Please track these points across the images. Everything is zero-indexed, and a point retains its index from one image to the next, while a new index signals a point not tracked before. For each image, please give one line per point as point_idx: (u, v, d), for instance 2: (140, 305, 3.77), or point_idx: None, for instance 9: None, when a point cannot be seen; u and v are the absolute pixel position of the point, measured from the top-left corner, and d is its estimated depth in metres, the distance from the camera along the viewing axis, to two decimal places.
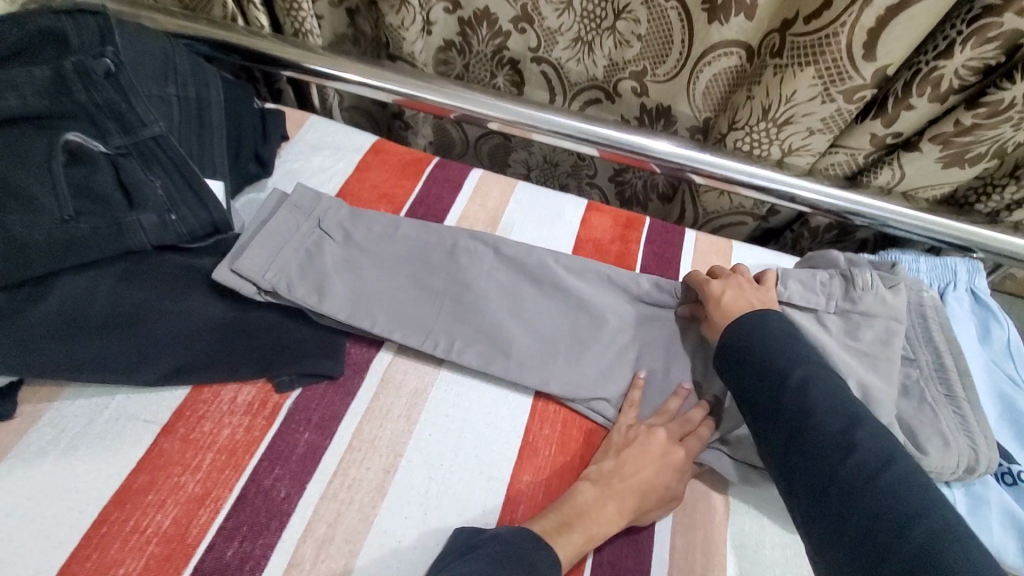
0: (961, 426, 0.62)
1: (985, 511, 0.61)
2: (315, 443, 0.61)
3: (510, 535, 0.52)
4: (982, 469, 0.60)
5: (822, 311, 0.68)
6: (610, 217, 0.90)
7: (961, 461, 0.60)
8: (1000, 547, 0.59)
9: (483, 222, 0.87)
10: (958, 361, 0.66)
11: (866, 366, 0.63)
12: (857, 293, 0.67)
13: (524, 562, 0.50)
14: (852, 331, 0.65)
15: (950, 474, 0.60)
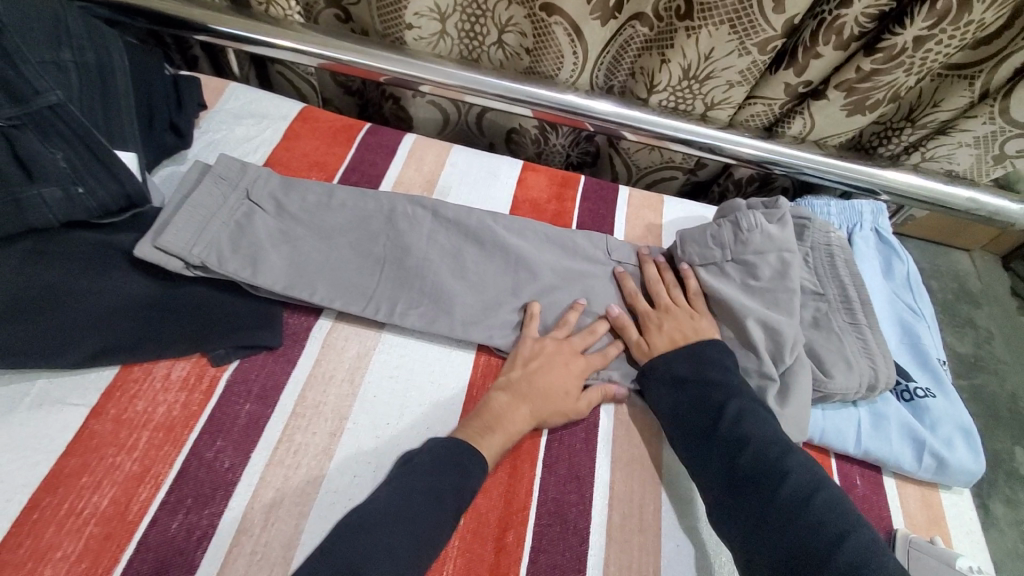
0: (862, 348, 0.69)
1: (885, 426, 0.68)
2: (257, 413, 0.61)
3: (440, 442, 0.58)
4: (882, 385, 0.67)
5: (720, 262, 0.72)
6: (545, 176, 0.91)
7: (862, 381, 0.66)
8: (897, 453, 0.67)
9: (419, 186, 0.86)
10: (861, 294, 0.73)
11: (768, 305, 0.67)
12: (745, 236, 0.71)
13: (453, 467, 0.55)
14: (749, 272, 0.70)
15: (854, 394, 0.66)
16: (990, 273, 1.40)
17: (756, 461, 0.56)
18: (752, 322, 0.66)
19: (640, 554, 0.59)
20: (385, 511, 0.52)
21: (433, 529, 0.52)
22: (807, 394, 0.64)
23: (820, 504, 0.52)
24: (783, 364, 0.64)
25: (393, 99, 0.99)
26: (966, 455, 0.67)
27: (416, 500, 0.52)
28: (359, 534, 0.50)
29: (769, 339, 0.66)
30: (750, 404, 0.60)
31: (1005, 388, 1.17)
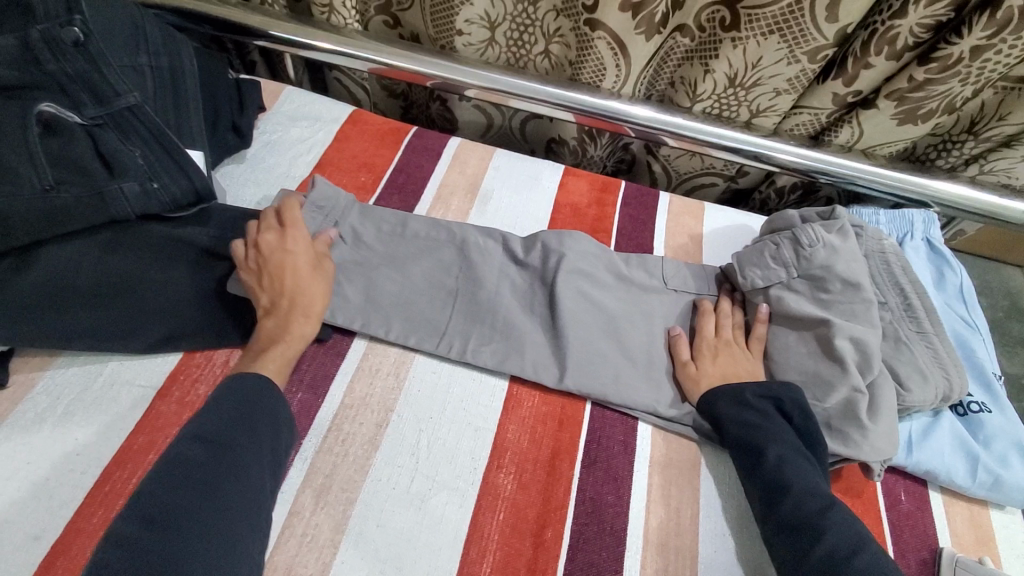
0: (935, 361, 0.68)
1: (941, 441, 0.66)
2: (308, 402, 0.64)
3: (228, 389, 0.56)
4: (956, 396, 0.67)
5: (787, 279, 0.71)
6: (586, 181, 0.93)
7: (937, 392, 0.66)
8: (953, 469, 0.65)
9: (463, 189, 0.89)
10: (923, 301, 0.72)
11: (845, 317, 0.66)
12: (808, 251, 0.69)
13: (253, 409, 0.55)
14: (819, 286, 0.68)
15: (929, 405, 0.66)
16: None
17: (794, 510, 0.55)
18: (841, 340, 0.64)
19: (676, 558, 0.59)
20: (190, 476, 0.48)
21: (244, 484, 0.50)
22: (892, 402, 0.63)
23: (860, 564, 0.50)
24: (870, 380, 0.63)
25: (440, 102, 1.01)
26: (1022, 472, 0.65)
27: (231, 453, 0.51)
28: (171, 493, 0.46)
29: (856, 353, 0.64)
30: (791, 451, 0.59)
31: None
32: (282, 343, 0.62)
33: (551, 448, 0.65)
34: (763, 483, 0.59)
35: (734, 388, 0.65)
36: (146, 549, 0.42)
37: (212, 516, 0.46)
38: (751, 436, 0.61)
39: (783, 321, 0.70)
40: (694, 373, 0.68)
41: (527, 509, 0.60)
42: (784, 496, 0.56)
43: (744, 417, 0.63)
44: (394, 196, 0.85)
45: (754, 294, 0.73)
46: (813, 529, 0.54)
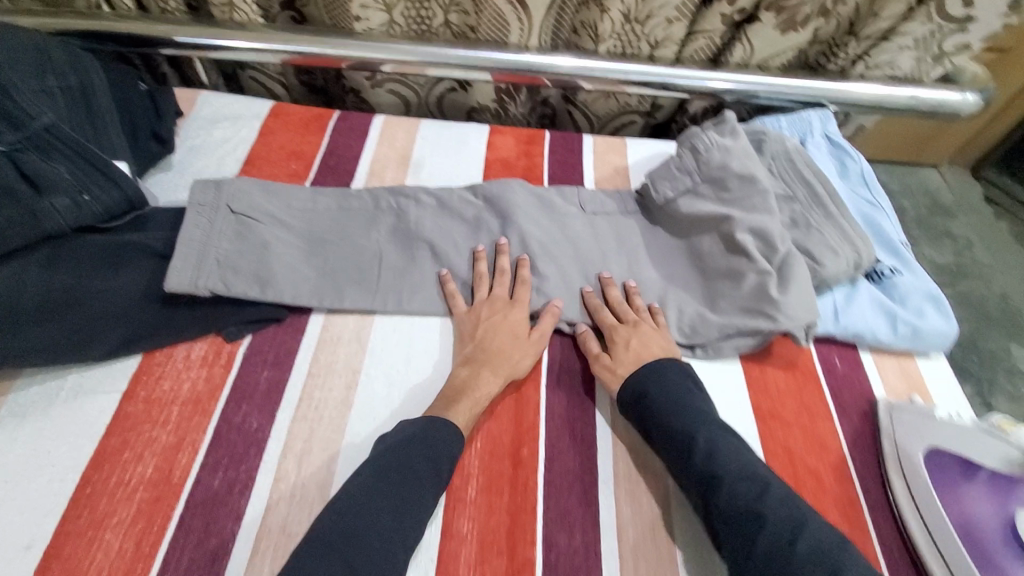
0: (844, 236, 0.75)
1: (862, 306, 0.73)
2: (276, 378, 0.66)
3: (410, 425, 0.59)
4: (866, 262, 0.74)
5: (693, 187, 0.78)
6: (512, 137, 0.97)
7: (849, 261, 0.73)
8: (876, 328, 0.72)
9: (395, 162, 0.91)
10: (827, 189, 0.79)
11: (746, 210, 0.74)
12: (705, 157, 0.77)
13: (426, 443, 0.57)
14: (720, 187, 0.76)
15: (845, 275, 0.73)
16: (963, 184, 1.46)
17: (729, 502, 0.54)
18: (742, 232, 0.73)
19: (642, 450, 0.64)
20: (344, 508, 0.52)
21: (383, 517, 0.52)
22: (804, 277, 0.70)
23: (802, 549, 0.49)
24: (776, 261, 0.71)
25: (354, 92, 1.04)
26: (935, 320, 0.73)
27: (395, 488, 0.53)
28: (346, 516, 0.51)
29: (758, 240, 0.72)
30: (719, 435, 0.58)
31: (993, 291, 1.26)
32: (471, 395, 0.63)
33: (515, 379, 0.68)
34: (694, 472, 0.57)
35: (656, 369, 0.64)
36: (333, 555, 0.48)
37: (370, 541, 0.50)
38: (679, 421, 0.60)
39: (697, 225, 0.77)
40: (608, 364, 0.67)
41: (502, 436, 0.64)
42: (718, 488, 0.55)
43: (662, 403, 0.62)
44: (329, 178, 0.87)
45: (667, 206, 0.80)
46: (747, 517, 0.52)
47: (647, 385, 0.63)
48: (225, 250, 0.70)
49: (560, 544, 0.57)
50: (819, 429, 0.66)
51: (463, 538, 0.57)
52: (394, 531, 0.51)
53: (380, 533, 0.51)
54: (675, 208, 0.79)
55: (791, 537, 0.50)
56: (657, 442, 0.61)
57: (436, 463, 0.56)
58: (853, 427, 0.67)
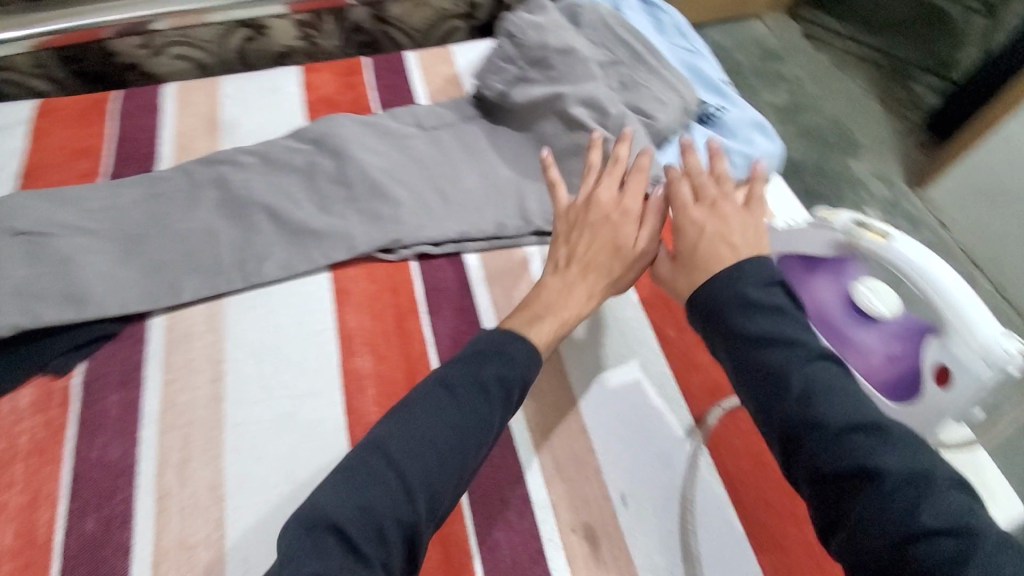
0: (668, 87, 0.78)
1: (698, 149, 0.77)
2: (128, 396, 0.59)
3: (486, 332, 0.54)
4: (691, 106, 0.78)
5: (520, 74, 0.78)
6: (329, 73, 0.88)
7: (676, 110, 0.76)
8: None
9: (202, 130, 0.80)
10: (645, 45, 0.81)
11: (573, 83, 0.75)
12: (522, 40, 0.78)
13: (499, 358, 0.52)
14: (544, 66, 0.76)
15: (677, 125, 0.76)
16: (782, 25, 1.55)
17: (835, 461, 0.39)
18: (574, 105, 0.74)
19: None
20: (395, 427, 0.47)
21: (439, 437, 0.47)
22: (641, 133, 0.72)
23: (930, 520, 0.36)
24: (612, 124, 0.73)
25: (134, 67, 0.90)
26: (763, 143, 0.78)
27: (439, 428, 0.47)
28: (374, 458, 0.46)
29: (591, 109, 0.74)
30: (817, 370, 0.42)
31: (827, 118, 1.37)
32: (541, 300, 0.58)
33: (393, 315, 0.65)
34: (782, 416, 0.42)
35: (732, 275, 0.47)
36: (346, 501, 0.43)
37: (396, 482, 0.44)
38: (775, 358, 0.43)
39: (535, 111, 0.77)
40: (669, 277, 0.53)
41: (394, 374, 0.62)
42: (818, 440, 0.40)
43: (748, 325, 0.44)
44: (128, 167, 0.76)
45: (501, 100, 0.78)
46: (847, 472, 0.39)
47: (719, 303, 0.46)
48: (23, 279, 0.61)
49: None
50: None
51: None
52: (414, 499, 0.44)
53: (434, 455, 0.46)
54: (508, 100, 0.78)
55: (946, 529, 0.35)
56: (744, 383, 0.45)
57: (505, 381, 0.51)
58: None
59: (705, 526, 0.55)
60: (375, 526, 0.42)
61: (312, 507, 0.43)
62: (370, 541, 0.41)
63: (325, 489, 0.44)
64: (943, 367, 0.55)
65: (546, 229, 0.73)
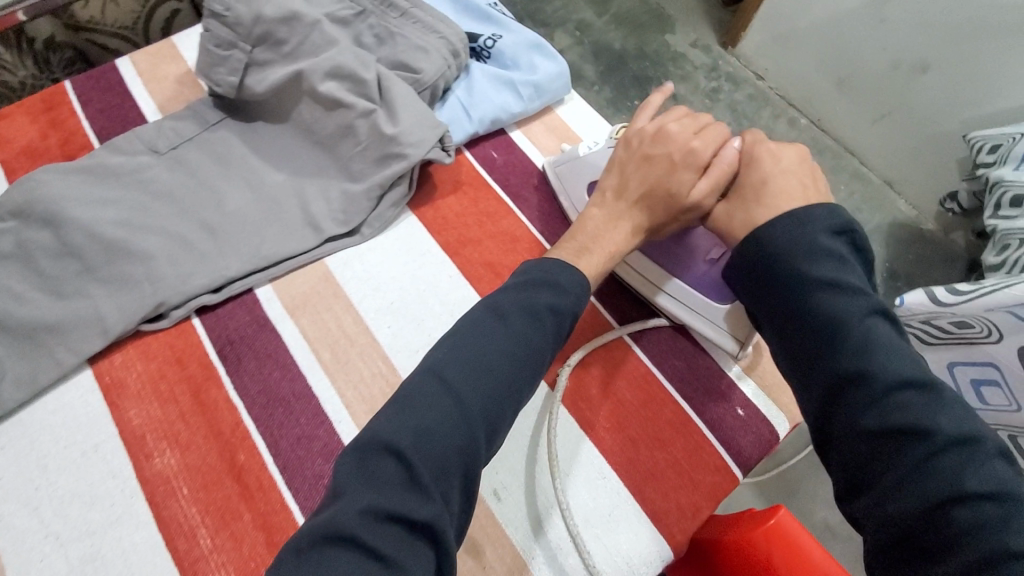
0: (426, 29, 0.69)
1: (483, 90, 0.71)
2: None
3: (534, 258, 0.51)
4: (461, 45, 0.69)
5: (250, 56, 0.65)
6: (20, 114, 0.69)
7: (444, 54, 0.68)
8: (505, 104, 0.71)
9: None
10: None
11: (314, 55, 0.65)
12: (232, 16, 0.63)
13: (547, 277, 0.48)
14: (274, 42, 0.64)
15: (450, 70, 0.68)
16: None
17: (877, 414, 0.38)
18: (322, 81, 0.64)
19: (363, 362, 0.59)
20: (457, 353, 0.43)
21: (505, 366, 0.43)
22: (408, 92, 0.65)
23: (976, 486, 0.34)
24: (373, 93, 0.64)
25: None
26: (544, 65, 0.73)
27: (495, 367, 0.43)
28: (414, 412, 0.39)
29: (343, 82, 0.64)
30: (873, 327, 0.41)
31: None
32: (598, 240, 0.54)
33: (187, 392, 0.55)
34: (834, 366, 0.40)
35: (795, 223, 0.45)
36: (398, 449, 0.37)
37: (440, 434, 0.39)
38: (833, 308, 0.41)
39: (285, 96, 0.66)
40: (724, 216, 0.51)
41: (207, 460, 0.52)
42: (866, 391, 0.39)
43: (799, 270, 0.43)
44: None
45: (241, 93, 0.66)
46: (898, 427, 0.37)
47: (776, 249, 0.45)
48: None
49: None
50: (505, 227, 0.67)
51: None
52: (466, 452, 0.39)
53: (493, 387, 0.42)
54: (248, 92, 0.66)
55: (981, 490, 0.34)
56: (792, 332, 0.43)
57: (558, 309, 0.47)
58: (531, 206, 0.69)
59: (581, 489, 0.54)
60: (433, 458, 0.38)
61: (401, 410, 0.39)
62: (431, 470, 0.37)
63: (381, 417, 0.40)
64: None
65: (338, 231, 0.64)
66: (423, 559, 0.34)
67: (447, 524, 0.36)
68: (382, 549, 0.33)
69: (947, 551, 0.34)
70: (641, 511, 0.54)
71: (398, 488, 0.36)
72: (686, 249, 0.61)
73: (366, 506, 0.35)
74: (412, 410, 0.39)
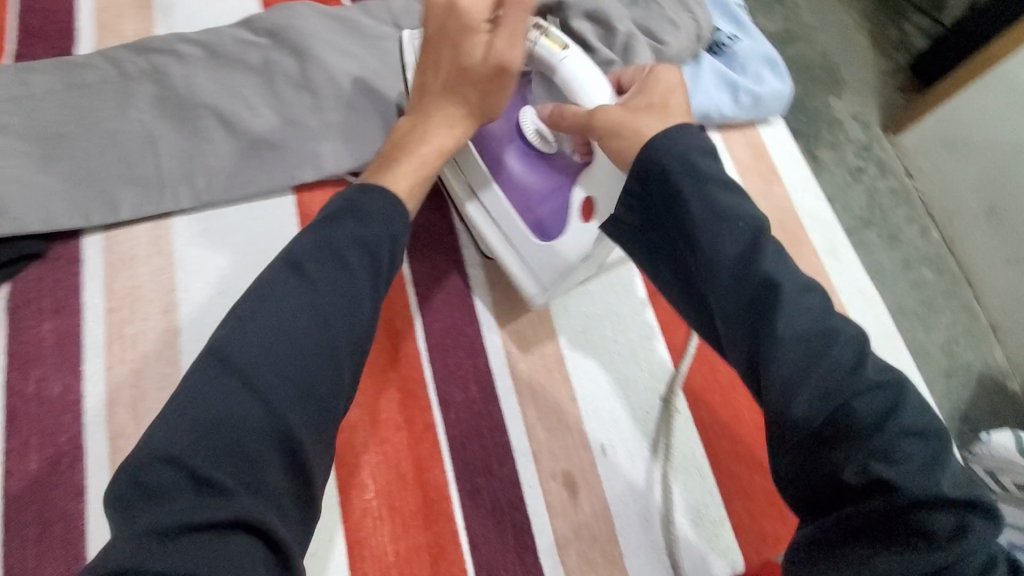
0: (682, 6, 0.69)
1: (705, 82, 0.69)
2: (65, 327, 0.52)
3: (342, 194, 0.45)
4: (706, 34, 0.69)
5: None
6: None
7: (690, 36, 0.68)
8: (721, 105, 0.70)
9: (130, 6, 0.65)
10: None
11: None
12: None
13: (335, 249, 0.41)
14: None
15: (688, 52, 0.68)
16: None
17: (781, 353, 0.34)
18: (576, 18, 0.65)
19: (520, 285, 0.61)
20: (285, 287, 0.39)
21: (341, 297, 0.40)
22: (647, 55, 0.65)
23: (863, 404, 0.33)
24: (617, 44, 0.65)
25: None
26: (772, 82, 0.71)
27: (287, 318, 0.38)
28: (195, 405, 0.34)
29: (593, 27, 0.65)
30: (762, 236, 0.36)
31: (816, 50, 1.06)
32: (417, 145, 0.51)
33: None
34: (744, 314, 0.36)
35: (681, 134, 0.39)
36: (196, 442, 0.34)
37: (234, 422, 0.35)
38: (721, 242, 0.37)
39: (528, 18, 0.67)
40: (621, 122, 0.43)
41: None
42: (772, 335, 0.34)
43: (703, 210, 0.37)
44: (42, 47, 0.62)
45: None
46: (828, 411, 0.33)
47: (666, 161, 0.38)
48: None
49: (456, 400, 0.56)
50: None
51: (356, 427, 0.53)
52: (247, 426, 0.35)
53: (296, 350, 0.38)
54: None
55: (882, 422, 0.32)
56: (700, 242, 0.38)
57: (366, 243, 0.42)
58: None
59: (682, 478, 0.56)
60: (225, 450, 0.34)
61: (205, 389, 0.35)
62: (213, 462, 0.33)
63: (163, 424, 0.34)
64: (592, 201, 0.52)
65: None
66: (252, 551, 0.32)
67: (258, 509, 0.33)
68: (173, 564, 0.29)
69: (893, 547, 0.31)
70: (726, 519, 0.56)
71: (184, 494, 0.32)
72: (496, 162, 0.56)
73: (154, 525, 0.31)
74: (216, 380, 0.36)
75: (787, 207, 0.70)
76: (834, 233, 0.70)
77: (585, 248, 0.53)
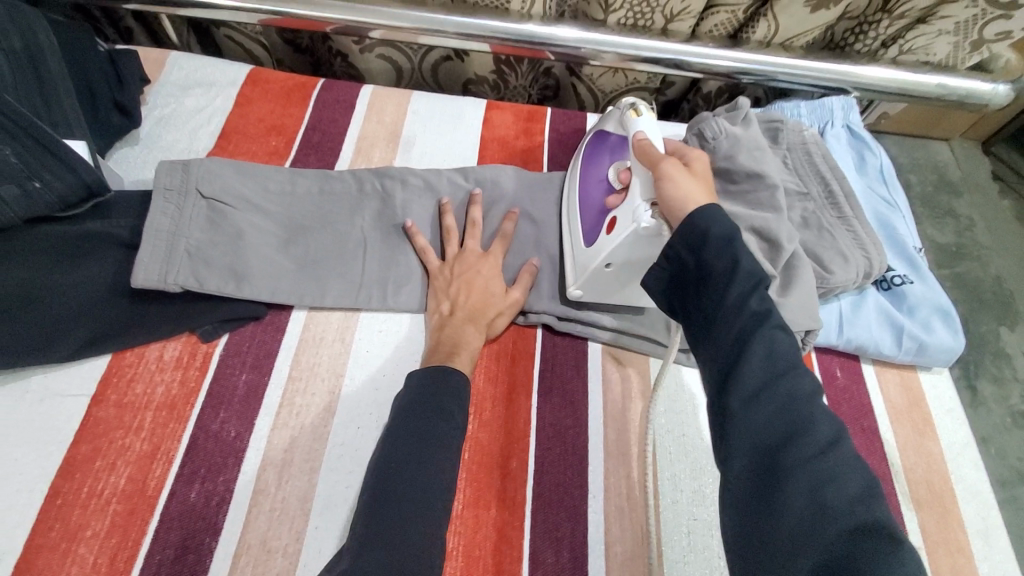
0: (855, 242, 0.71)
1: (868, 314, 0.71)
2: (255, 382, 0.63)
3: (418, 376, 0.57)
4: (876, 272, 0.70)
5: None
6: (510, 113, 0.87)
7: (858, 271, 0.69)
8: (880, 338, 0.70)
9: (384, 139, 0.83)
10: (842, 187, 0.74)
11: (750, 206, 0.68)
12: (712, 145, 0.71)
13: (433, 408, 0.54)
14: (726, 178, 0.70)
15: (852, 285, 0.69)
16: None
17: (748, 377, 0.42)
18: (745, 232, 0.65)
19: (635, 462, 0.62)
20: (402, 444, 0.51)
21: (448, 436, 0.53)
22: (811, 281, 0.64)
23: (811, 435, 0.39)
24: (780, 262, 0.64)
25: (342, 57, 0.96)
26: (942, 333, 0.70)
27: (430, 461, 0.50)
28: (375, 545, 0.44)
29: (761, 242, 0.65)
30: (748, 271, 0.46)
31: (989, 273, 1.04)
32: (450, 344, 0.63)
33: (506, 382, 0.66)
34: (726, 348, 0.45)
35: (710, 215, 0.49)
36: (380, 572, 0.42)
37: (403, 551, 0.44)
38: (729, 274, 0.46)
39: None
40: (673, 185, 0.54)
41: (491, 446, 0.62)
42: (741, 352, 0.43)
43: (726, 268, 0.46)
44: (311, 157, 0.80)
45: None
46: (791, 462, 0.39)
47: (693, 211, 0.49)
48: (198, 240, 0.66)
49: (547, 560, 0.56)
50: None
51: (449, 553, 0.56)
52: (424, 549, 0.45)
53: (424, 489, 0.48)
54: None
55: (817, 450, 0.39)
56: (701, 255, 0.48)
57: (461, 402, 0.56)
58: None
59: None
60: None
61: (365, 539, 0.45)
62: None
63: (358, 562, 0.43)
64: (615, 218, 0.62)
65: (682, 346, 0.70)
66: None
67: None
68: None
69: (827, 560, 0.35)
70: None
71: None
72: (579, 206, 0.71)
73: None
74: (372, 530, 0.45)
75: (936, 465, 0.66)
76: (992, 512, 0.64)
77: (613, 250, 0.61)
